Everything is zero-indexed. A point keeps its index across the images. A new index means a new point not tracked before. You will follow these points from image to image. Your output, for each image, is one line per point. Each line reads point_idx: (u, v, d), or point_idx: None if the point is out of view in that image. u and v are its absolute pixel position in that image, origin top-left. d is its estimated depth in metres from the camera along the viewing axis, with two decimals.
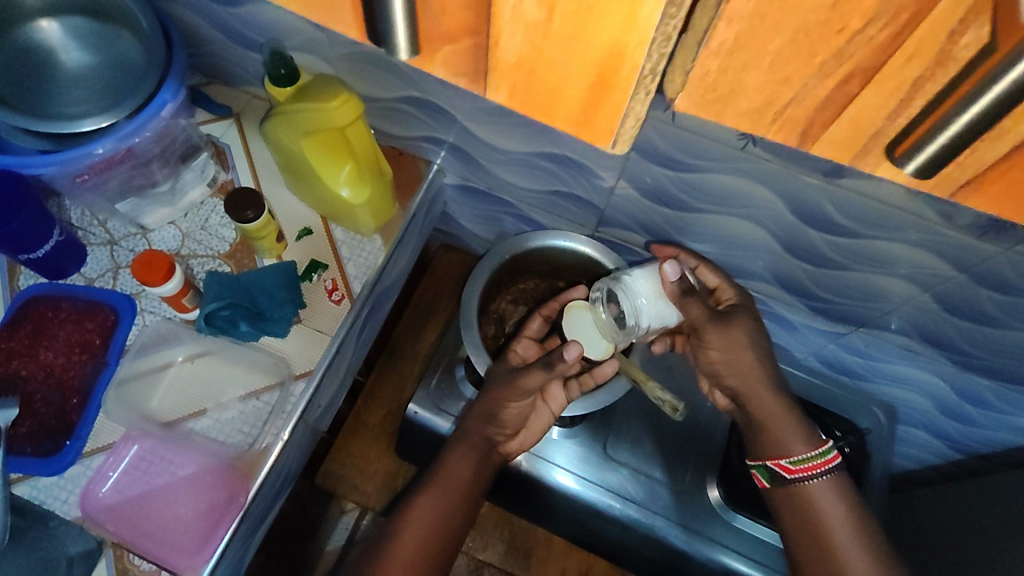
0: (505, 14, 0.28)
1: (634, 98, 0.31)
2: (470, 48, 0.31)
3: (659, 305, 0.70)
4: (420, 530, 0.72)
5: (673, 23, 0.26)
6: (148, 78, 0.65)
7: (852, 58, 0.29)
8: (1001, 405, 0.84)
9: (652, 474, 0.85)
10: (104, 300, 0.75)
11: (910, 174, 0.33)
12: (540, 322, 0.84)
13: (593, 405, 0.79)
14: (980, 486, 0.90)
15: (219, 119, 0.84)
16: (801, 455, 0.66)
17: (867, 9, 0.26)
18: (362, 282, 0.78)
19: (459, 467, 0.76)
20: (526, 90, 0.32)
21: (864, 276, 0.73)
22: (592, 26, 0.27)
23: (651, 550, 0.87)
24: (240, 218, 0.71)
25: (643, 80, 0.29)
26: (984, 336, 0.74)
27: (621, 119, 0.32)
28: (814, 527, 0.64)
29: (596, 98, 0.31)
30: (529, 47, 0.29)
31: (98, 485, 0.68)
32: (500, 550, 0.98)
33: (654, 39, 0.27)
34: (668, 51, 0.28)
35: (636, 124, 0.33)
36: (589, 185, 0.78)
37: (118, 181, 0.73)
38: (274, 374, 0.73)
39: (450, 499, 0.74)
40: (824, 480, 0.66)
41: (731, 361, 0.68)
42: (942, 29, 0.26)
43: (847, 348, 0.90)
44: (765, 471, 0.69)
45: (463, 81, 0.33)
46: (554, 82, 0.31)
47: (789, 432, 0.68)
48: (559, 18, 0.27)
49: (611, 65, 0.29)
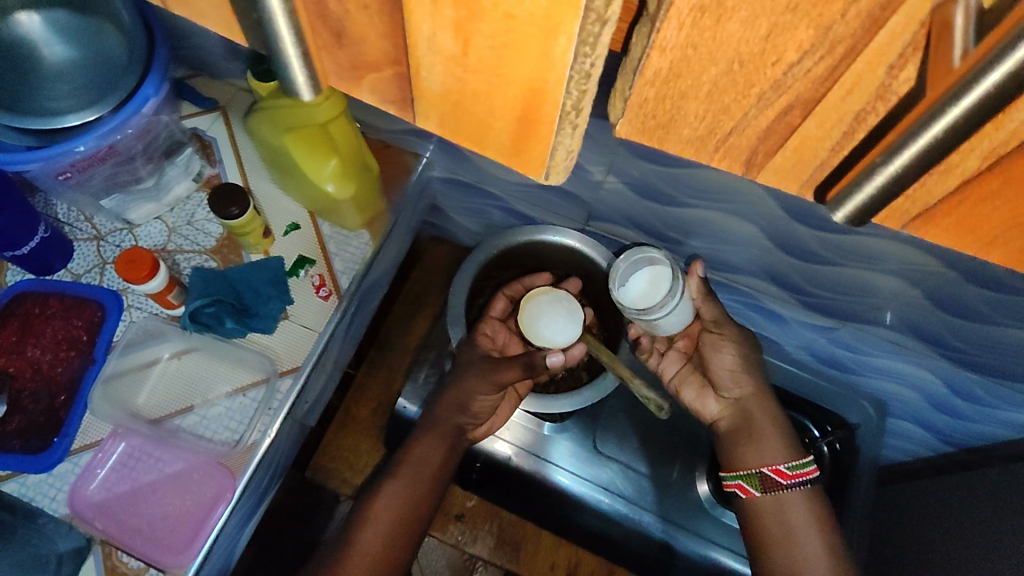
0: (420, 43, 0.22)
1: (560, 133, 0.24)
2: (394, 79, 0.25)
3: (685, 311, 0.73)
4: (383, 521, 0.71)
5: (590, 62, 0.21)
6: (131, 73, 0.65)
7: (792, 89, 0.21)
8: (990, 400, 0.83)
9: (639, 469, 0.86)
10: (91, 296, 0.75)
11: (840, 222, 0.24)
12: (502, 303, 0.85)
13: (578, 403, 0.79)
14: (966, 480, 0.90)
15: (205, 112, 0.83)
16: (788, 461, 0.68)
17: (803, 39, 0.19)
18: (349, 278, 0.78)
19: (424, 457, 0.75)
20: (454, 116, 0.25)
21: (855, 273, 0.73)
22: (508, 59, 0.21)
23: (636, 543, 0.87)
24: (225, 214, 0.70)
25: (570, 114, 0.23)
26: (973, 331, 0.73)
27: (554, 150, 0.25)
28: (796, 532, 0.65)
29: (522, 134, 0.24)
30: (448, 77, 0.23)
31: (85, 483, 0.68)
32: (489, 543, 0.97)
33: (571, 78, 0.21)
34: (592, 89, 0.22)
35: (573, 155, 0.26)
36: (578, 178, 0.77)
37: (102, 178, 0.71)
38: (260, 370, 0.73)
39: (415, 488, 0.74)
40: (802, 490, 0.67)
41: (734, 375, 0.74)
42: (879, 67, 0.19)
43: (837, 343, 0.90)
44: (755, 480, 0.69)
45: (394, 110, 0.26)
46: (481, 115, 0.24)
47: (770, 438, 0.70)
48: (475, 51, 0.21)
49: (532, 98, 0.22)
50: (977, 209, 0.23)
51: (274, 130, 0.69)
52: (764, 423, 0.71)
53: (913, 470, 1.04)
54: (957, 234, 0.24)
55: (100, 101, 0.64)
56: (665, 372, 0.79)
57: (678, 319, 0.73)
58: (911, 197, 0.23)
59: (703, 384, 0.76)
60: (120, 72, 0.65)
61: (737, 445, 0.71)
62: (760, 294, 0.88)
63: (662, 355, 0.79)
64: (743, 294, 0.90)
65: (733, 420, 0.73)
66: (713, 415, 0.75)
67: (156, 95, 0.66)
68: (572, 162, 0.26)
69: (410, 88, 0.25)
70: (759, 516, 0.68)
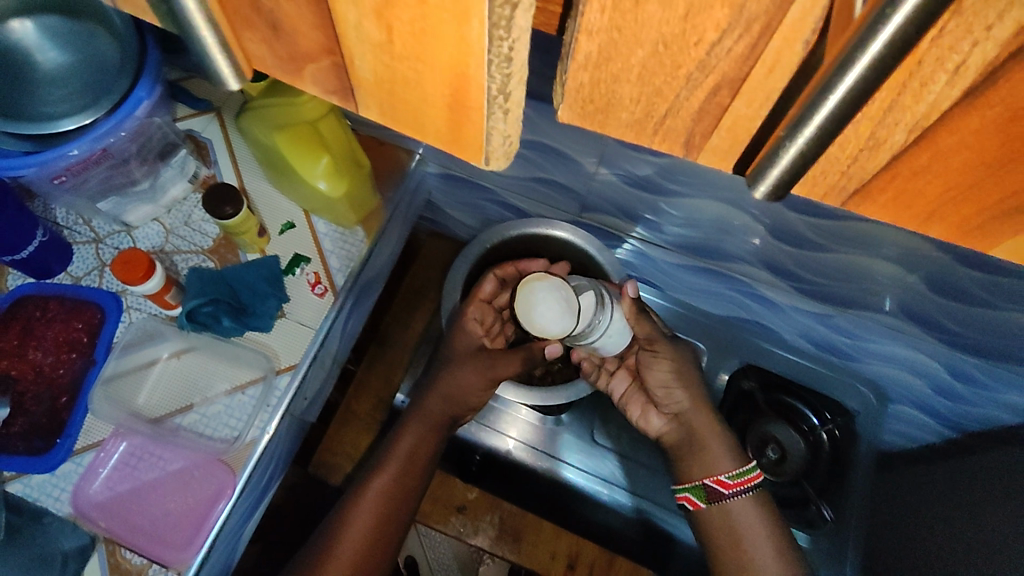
0: (348, 34, 0.22)
1: (492, 118, 0.24)
2: (332, 68, 0.25)
3: (625, 326, 0.75)
4: (367, 515, 0.72)
5: (508, 45, 0.20)
6: (123, 76, 0.65)
7: (719, 69, 0.20)
8: (990, 383, 0.82)
9: (637, 459, 0.88)
10: (90, 299, 0.76)
11: (763, 196, 0.22)
12: (492, 283, 0.82)
13: (571, 397, 0.82)
14: (972, 465, 0.90)
15: (200, 113, 0.84)
16: (731, 471, 0.73)
17: (720, 20, 0.18)
18: (345, 275, 0.78)
19: (408, 451, 0.77)
20: (394, 107, 0.25)
21: (848, 258, 0.73)
22: (429, 44, 0.21)
23: (632, 530, 0.92)
24: (219, 215, 0.71)
25: (496, 99, 0.23)
26: (970, 314, 0.73)
27: (488, 135, 0.25)
28: (733, 537, 0.70)
29: (455, 120, 0.25)
30: (378, 67, 0.23)
31: (89, 482, 0.69)
32: (491, 534, 0.94)
33: (490, 60, 0.21)
34: (517, 72, 0.21)
35: (509, 141, 0.26)
36: (569, 170, 0.78)
37: (97, 181, 0.72)
38: (257, 367, 0.73)
39: (398, 483, 0.75)
40: (748, 497, 0.72)
41: (669, 393, 0.78)
42: (798, 42, 0.19)
43: (835, 329, 0.90)
44: (701, 493, 0.74)
45: (336, 100, 0.26)
46: (417, 103, 0.24)
47: (712, 450, 0.75)
48: (399, 39, 0.21)
49: (460, 84, 0.22)
50: (911, 182, 0.22)
51: (263, 130, 0.69)
52: (705, 435, 0.76)
53: (914, 456, 1.04)
54: (893, 211, 0.24)
55: (94, 104, 0.65)
56: (614, 390, 0.84)
57: (617, 336, 0.75)
58: (847, 171, 0.22)
59: (646, 401, 0.82)
60: (114, 75, 0.65)
61: (676, 461, 0.78)
62: (756, 282, 0.88)
63: (611, 375, 0.84)
64: (739, 282, 0.90)
65: (675, 435, 0.78)
66: (659, 430, 0.81)
67: (148, 97, 0.66)
68: (512, 145, 0.26)
69: (348, 78, 0.25)
70: (709, 525, 0.73)
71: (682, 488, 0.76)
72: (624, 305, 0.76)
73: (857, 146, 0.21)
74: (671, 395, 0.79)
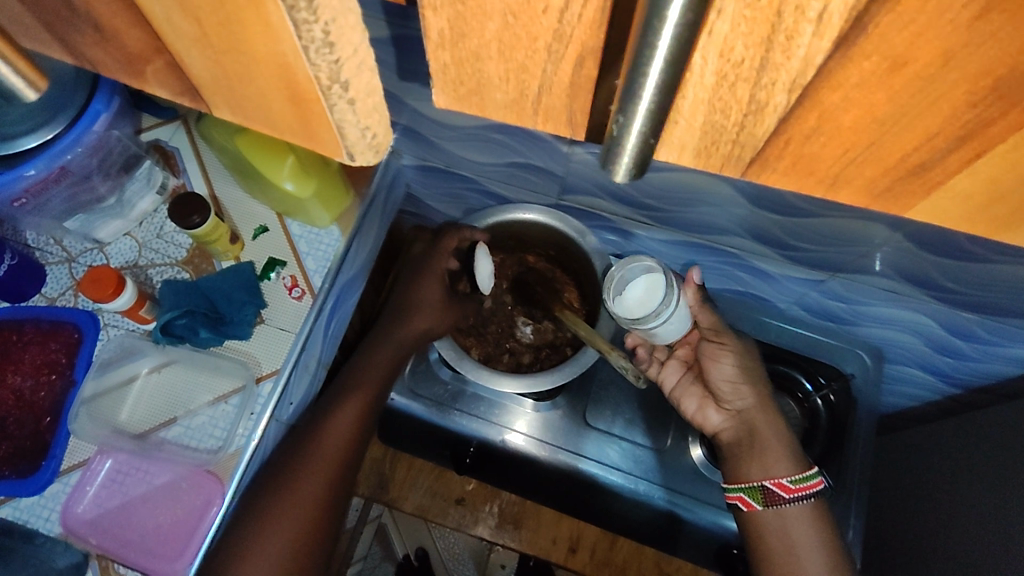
0: (167, 32, 0.23)
1: (336, 110, 0.24)
2: (169, 68, 0.26)
3: (683, 317, 0.74)
4: (304, 496, 0.68)
5: (319, 29, 0.20)
6: (77, 90, 0.63)
7: (576, 38, 0.20)
8: (988, 337, 0.81)
9: (634, 439, 0.85)
10: (66, 318, 0.74)
11: (624, 179, 0.21)
12: (456, 242, 0.84)
13: (558, 378, 0.78)
14: (980, 423, 0.89)
15: (166, 122, 0.83)
16: (791, 476, 0.70)
17: None
18: (323, 276, 0.77)
19: (343, 426, 0.72)
20: (243, 104, 0.26)
21: (834, 222, 0.71)
22: (243, 35, 0.22)
23: (642, 514, 0.87)
24: (186, 224, 0.70)
25: (328, 90, 0.23)
26: (962, 270, 0.71)
27: (337, 129, 0.25)
28: (788, 546, 0.67)
29: (303, 114, 0.25)
30: (209, 64, 0.24)
31: (76, 502, 0.68)
32: (491, 524, 0.99)
33: (306, 47, 0.21)
34: (344, 59, 0.22)
35: (365, 133, 0.26)
36: (542, 152, 0.76)
37: (61, 199, 0.71)
38: (239, 376, 0.72)
39: (337, 459, 0.71)
40: (806, 504, 0.69)
41: (736, 388, 0.74)
42: None
43: (827, 294, 0.88)
44: (758, 495, 0.69)
45: (188, 102, 0.27)
46: (259, 99, 0.25)
47: (774, 453, 0.71)
48: (212, 32, 0.22)
49: (289, 78, 0.23)
50: (804, 147, 0.23)
51: (225, 134, 0.70)
52: (768, 437, 0.71)
53: (922, 415, 1.03)
54: (798, 177, 0.25)
55: (51, 119, 0.62)
56: (666, 381, 0.80)
57: (676, 327, 0.75)
58: (738, 141, 0.23)
59: (704, 395, 0.77)
60: (68, 89, 0.63)
61: (729, 461, 0.73)
62: (744, 253, 0.86)
63: (662, 364, 0.81)
64: (726, 254, 0.88)
65: (736, 433, 0.73)
66: (716, 427, 0.76)
67: (107, 109, 0.66)
68: (374, 140, 0.26)
69: (191, 80, 0.26)
70: (761, 530, 0.69)
71: (734, 490, 0.71)
72: (690, 295, 0.77)
73: (741, 112, 0.22)
74: (739, 391, 0.74)
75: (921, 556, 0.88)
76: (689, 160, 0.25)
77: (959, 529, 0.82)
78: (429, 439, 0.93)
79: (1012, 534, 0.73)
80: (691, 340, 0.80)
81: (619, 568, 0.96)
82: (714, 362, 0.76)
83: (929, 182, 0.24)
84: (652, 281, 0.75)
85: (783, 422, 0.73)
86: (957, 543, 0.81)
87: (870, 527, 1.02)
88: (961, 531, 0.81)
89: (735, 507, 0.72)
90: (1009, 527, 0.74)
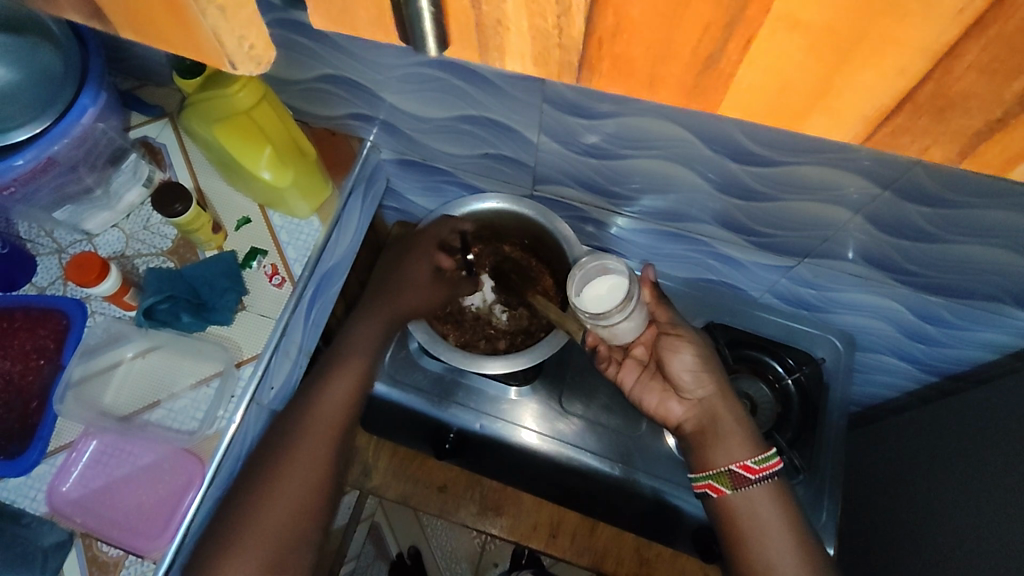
0: None
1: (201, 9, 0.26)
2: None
3: (641, 318, 0.77)
4: (278, 514, 0.70)
5: None
6: (66, 85, 0.66)
7: None
8: (958, 321, 0.83)
9: (607, 424, 0.87)
10: (55, 306, 0.77)
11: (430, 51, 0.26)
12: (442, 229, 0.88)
13: (531, 359, 0.80)
14: (954, 409, 0.91)
15: (154, 120, 0.86)
16: (754, 456, 0.71)
17: None
18: (302, 265, 0.79)
19: (327, 416, 0.77)
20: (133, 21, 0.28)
21: (796, 205, 0.73)
22: None
23: (620, 499, 0.89)
24: (169, 213, 0.73)
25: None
26: (925, 252, 0.73)
27: (212, 38, 0.27)
28: (754, 528, 0.69)
29: (179, 25, 0.27)
30: None
31: (62, 481, 0.71)
32: (472, 511, 1.00)
33: None
34: None
35: (240, 42, 0.27)
36: (512, 143, 0.80)
37: (49, 191, 0.72)
38: (219, 360, 0.75)
39: (309, 476, 0.73)
40: (770, 483, 0.71)
41: (696, 376, 0.75)
42: None
43: (798, 281, 0.91)
44: (725, 479, 0.71)
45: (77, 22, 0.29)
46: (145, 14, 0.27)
47: (736, 437, 0.72)
48: None
49: None
50: (615, 47, 0.24)
51: (202, 124, 0.72)
52: (729, 421, 0.73)
53: (903, 405, 1.05)
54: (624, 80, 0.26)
55: (40, 114, 0.65)
56: (624, 382, 0.80)
57: (633, 326, 0.77)
58: (561, 44, 0.25)
59: (664, 388, 0.77)
60: (58, 84, 0.66)
61: (691, 453, 0.75)
62: (713, 240, 0.88)
63: (620, 365, 0.81)
64: (698, 242, 0.90)
65: (698, 422, 0.74)
66: (678, 418, 0.77)
67: (93, 104, 0.68)
68: (252, 50, 0.28)
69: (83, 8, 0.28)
70: (733, 515, 0.70)
71: (699, 477, 0.73)
72: (645, 289, 0.79)
73: (553, 13, 0.23)
74: (700, 381, 0.75)
75: (901, 537, 0.89)
76: (532, 70, 0.26)
77: (939, 512, 0.83)
78: (415, 429, 0.94)
79: (985, 517, 0.75)
80: (646, 339, 0.80)
81: (600, 554, 0.97)
82: (672, 354, 0.76)
83: (724, 74, 0.24)
84: (613, 284, 0.77)
85: (742, 408, 0.74)
86: (937, 522, 0.82)
87: (851, 517, 1.03)
88: (943, 513, 0.82)
89: (705, 495, 0.73)
90: (987, 503, 0.75)
